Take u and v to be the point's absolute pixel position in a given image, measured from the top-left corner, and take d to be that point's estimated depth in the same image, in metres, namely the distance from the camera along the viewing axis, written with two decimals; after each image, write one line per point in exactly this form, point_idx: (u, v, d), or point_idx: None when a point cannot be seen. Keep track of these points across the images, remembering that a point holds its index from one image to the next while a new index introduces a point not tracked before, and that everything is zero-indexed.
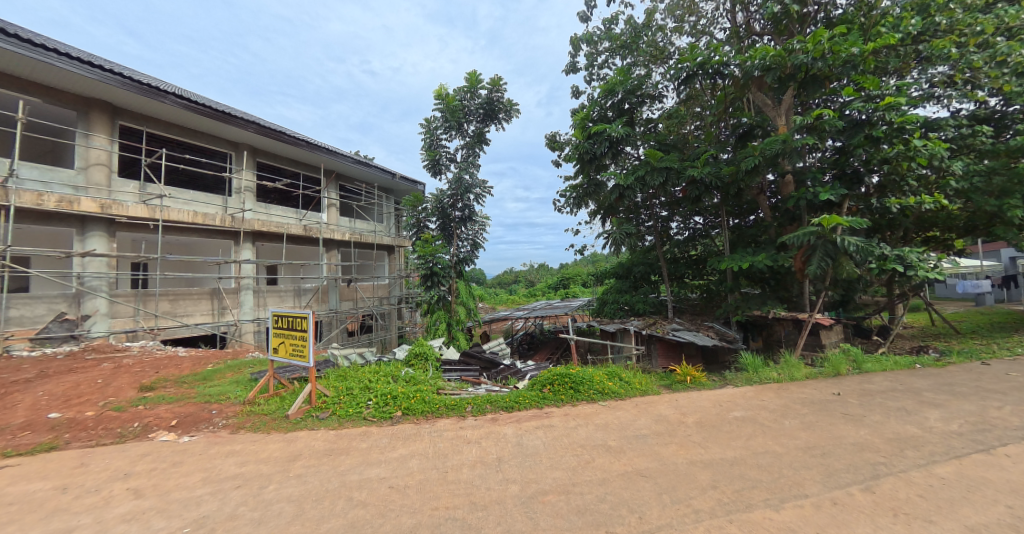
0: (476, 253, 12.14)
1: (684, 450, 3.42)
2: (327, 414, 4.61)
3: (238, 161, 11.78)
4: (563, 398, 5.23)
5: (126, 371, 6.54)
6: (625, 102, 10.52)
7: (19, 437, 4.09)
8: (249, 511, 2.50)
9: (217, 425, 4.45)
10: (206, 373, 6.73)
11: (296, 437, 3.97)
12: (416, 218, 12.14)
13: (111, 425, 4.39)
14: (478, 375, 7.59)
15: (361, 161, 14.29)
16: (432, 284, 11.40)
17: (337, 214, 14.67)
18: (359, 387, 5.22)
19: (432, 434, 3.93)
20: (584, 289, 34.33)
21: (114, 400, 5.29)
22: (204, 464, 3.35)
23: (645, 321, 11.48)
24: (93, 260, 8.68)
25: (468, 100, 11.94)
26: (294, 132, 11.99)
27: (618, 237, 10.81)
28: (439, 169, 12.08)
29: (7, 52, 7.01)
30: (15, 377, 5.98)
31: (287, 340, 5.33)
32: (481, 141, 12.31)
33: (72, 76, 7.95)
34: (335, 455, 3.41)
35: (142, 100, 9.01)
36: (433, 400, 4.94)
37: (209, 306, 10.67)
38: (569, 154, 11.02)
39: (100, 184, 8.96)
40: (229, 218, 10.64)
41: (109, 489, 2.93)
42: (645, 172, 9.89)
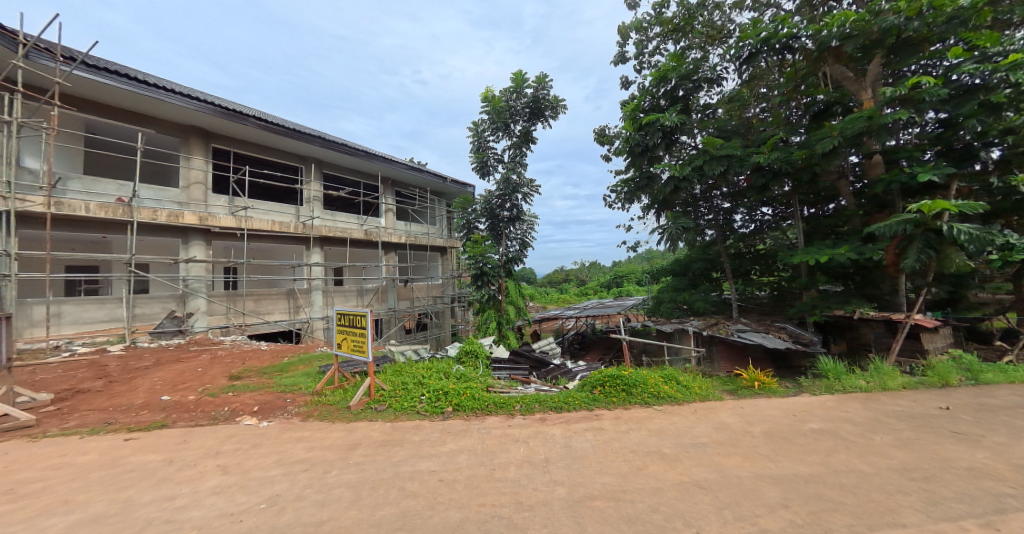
0: (524, 253, 12.26)
1: (748, 462, 3.13)
2: (384, 407, 4.85)
3: (307, 173, 12.90)
4: (613, 401, 5.03)
5: (220, 362, 7.44)
6: (679, 89, 9.98)
7: (138, 414, 4.82)
8: (314, 493, 2.69)
9: (290, 412, 4.90)
10: (283, 365, 7.44)
11: (356, 427, 4.24)
12: (466, 220, 12.37)
13: (206, 408, 5.02)
14: (527, 375, 7.53)
15: (414, 167, 14.94)
16: (483, 284, 11.61)
17: (395, 218, 15.49)
18: (413, 383, 5.43)
19: (479, 431, 3.98)
20: (638, 288, 32.96)
21: (210, 386, 6.03)
22: (279, 447, 3.70)
23: (706, 321, 10.74)
24: (194, 265, 9.98)
25: (514, 100, 12.01)
26: (354, 144, 12.85)
27: (673, 232, 10.19)
28: (488, 171, 12.30)
29: (125, 90, 8.39)
30: (139, 365, 7.07)
31: (349, 337, 5.70)
32: (528, 140, 12.34)
33: (175, 109, 9.25)
34: (390, 446, 3.59)
35: (229, 124, 10.18)
36: (483, 397, 5.01)
37: (286, 305, 11.81)
38: (619, 147, 10.71)
39: (199, 200, 10.28)
40: (300, 225, 11.66)
41: (203, 464, 3.33)
42: (702, 162, 9.31)
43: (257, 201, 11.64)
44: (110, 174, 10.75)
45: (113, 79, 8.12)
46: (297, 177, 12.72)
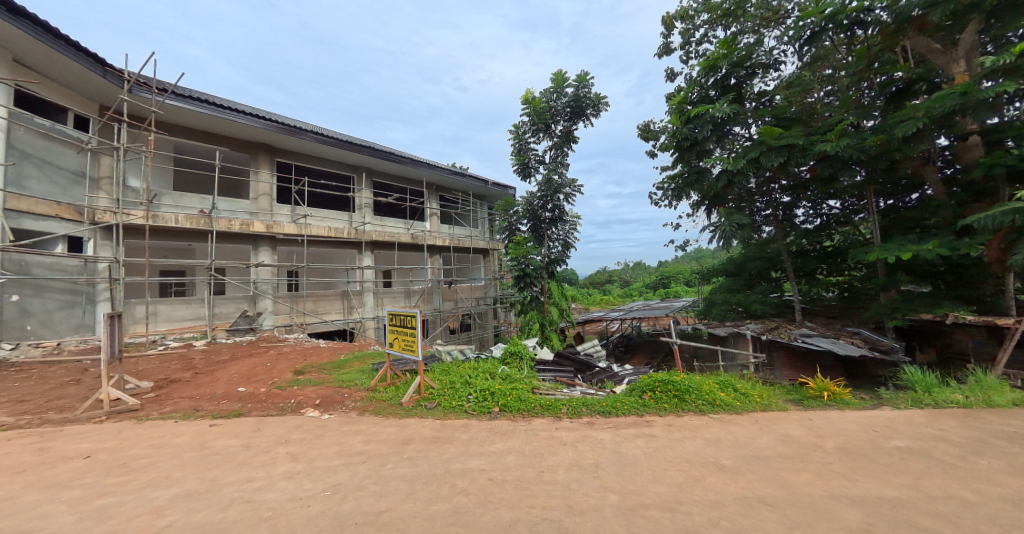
0: (567, 254, 12.16)
1: (820, 479, 2.87)
2: (434, 405, 5.01)
3: (359, 181, 13.66)
4: (664, 407, 4.83)
5: (285, 358, 8.08)
6: (730, 77, 9.43)
7: (220, 403, 5.38)
8: (372, 484, 2.84)
9: (348, 406, 5.21)
10: (340, 362, 7.93)
11: (408, 423, 4.42)
12: (508, 222, 12.47)
13: (276, 400, 5.48)
14: (572, 377, 7.44)
15: (457, 172, 15.33)
16: (525, 286, 11.59)
17: (438, 222, 15.97)
18: (461, 382, 5.56)
19: (526, 432, 3.99)
20: (687, 289, 31.47)
21: (278, 380, 6.58)
22: (339, 438, 3.95)
23: (764, 324, 10.03)
24: (262, 269, 10.98)
25: (555, 100, 11.94)
26: (400, 152, 13.44)
27: (726, 230, 9.58)
28: (529, 173, 12.34)
29: (204, 114, 9.40)
30: (219, 359, 7.88)
31: (400, 336, 5.95)
32: (570, 140, 12.23)
33: (245, 128, 10.21)
34: (440, 443, 3.70)
35: (290, 140, 11.05)
36: (529, 399, 5.02)
37: (341, 306, 12.63)
38: (665, 142, 10.31)
39: (265, 209, 11.25)
40: (353, 230, 12.39)
41: (275, 451, 3.63)
42: (759, 153, 8.71)
43: (315, 209, 12.51)
44: (194, 188, 12.07)
45: (194, 105, 9.12)
46: (349, 186, 13.52)
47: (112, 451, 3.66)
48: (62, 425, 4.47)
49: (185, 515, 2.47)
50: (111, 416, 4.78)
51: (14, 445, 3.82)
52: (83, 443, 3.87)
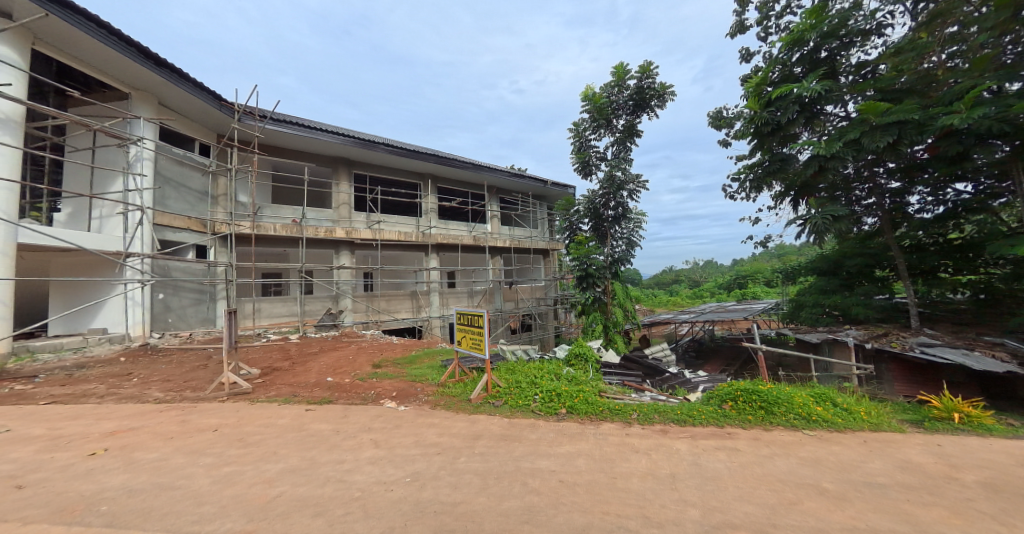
0: (631, 253, 11.71)
1: (956, 518, 2.42)
2: (501, 402, 5.12)
3: (425, 187, 14.45)
4: (748, 420, 4.41)
5: (364, 352, 8.82)
6: (821, 49, 8.39)
7: (313, 390, 6.02)
8: (448, 475, 2.97)
9: (422, 399, 5.54)
10: (412, 357, 8.45)
11: (477, 419, 4.57)
12: (569, 222, 12.31)
13: (358, 390, 6.00)
14: (640, 382, 7.12)
15: (516, 174, 15.54)
16: (587, 286, 11.36)
17: (499, 224, 16.30)
18: (526, 382, 5.61)
19: (595, 436, 3.91)
20: (768, 289, 28.60)
21: (359, 372, 7.20)
22: (415, 429, 4.21)
23: (868, 331, 8.74)
24: (343, 271, 12.11)
25: (616, 95, 11.55)
26: (463, 158, 13.95)
27: (819, 223, 8.49)
28: (590, 170, 12.08)
29: (294, 134, 10.62)
30: (310, 351, 8.84)
31: (468, 334, 6.17)
32: (633, 134, 11.74)
33: (328, 144, 11.34)
34: (509, 441, 3.77)
35: (365, 153, 12.05)
36: (597, 402, 4.91)
37: (410, 305, 13.44)
38: (742, 129, 9.46)
39: (344, 217, 12.33)
40: (421, 234, 13.13)
41: (361, 437, 3.98)
42: (859, 134, 7.65)
43: (386, 215, 13.48)
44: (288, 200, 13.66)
45: (287, 127, 10.33)
46: (417, 192, 14.36)
47: (232, 427, 4.28)
48: (195, 402, 5.33)
49: (290, 487, 2.80)
50: (230, 397, 5.59)
51: (163, 416, 4.64)
52: (210, 419, 4.57)
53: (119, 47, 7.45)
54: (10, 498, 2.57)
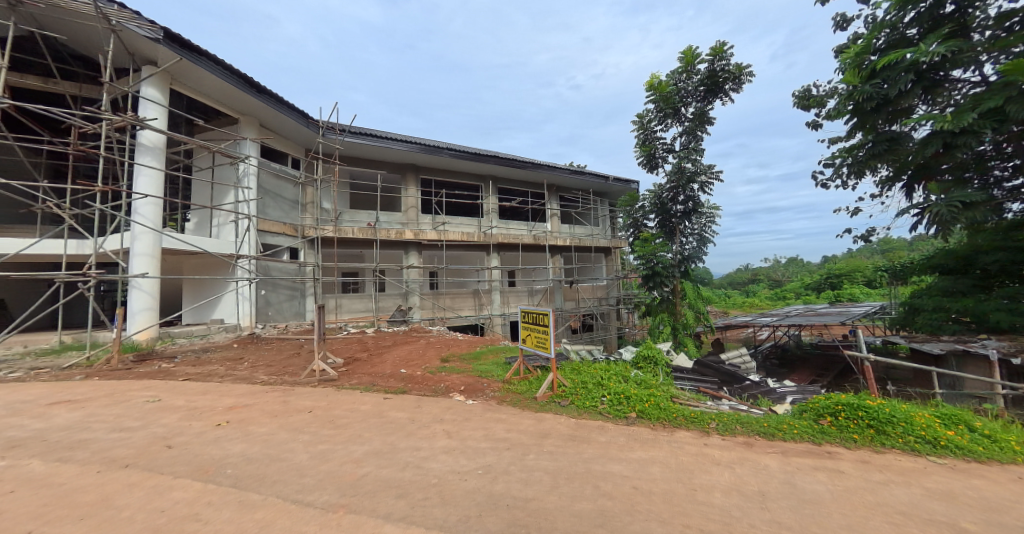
0: (703, 250, 10.95)
1: None
2: (568, 402, 5.08)
3: (486, 189, 14.85)
4: (853, 439, 3.86)
5: (432, 347, 9.29)
6: (942, 3, 7.12)
7: (389, 381, 6.49)
8: (518, 471, 3.01)
9: (488, 394, 5.69)
10: (477, 354, 8.73)
11: (543, 417, 4.58)
12: (633, 218, 11.79)
13: (429, 383, 6.33)
14: (717, 389, 6.60)
15: (577, 171, 15.31)
16: (654, 286, 10.81)
17: (559, 222, 16.20)
18: (593, 383, 5.50)
19: (670, 443, 3.71)
20: (868, 290, 25.02)
21: (428, 365, 7.61)
22: (484, 423, 4.34)
23: (1013, 342, 7.20)
24: (411, 270, 12.91)
25: (684, 81, 10.82)
26: (523, 158, 14.07)
27: (942, 213, 7.15)
28: (656, 164, 11.50)
29: (369, 144, 11.53)
30: (385, 344, 9.57)
31: (533, 333, 6.19)
32: (704, 122, 10.93)
33: (398, 152, 12.14)
34: (578, 442, 3.72)
35: (430, 158, 12.72)
36: (670, 408, 4.65)
37: (473, 303, 13.91)
38: (837, 108, 8.31)
39: (412, 219, 13.11)
40: (483, 235, 13.51)
41: (434, 427, 4.20)
42: (998, 103, 6.33)
43: (451, 217, 14.08)
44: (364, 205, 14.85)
45: (362, 138, 11.26)
46: (478, 194, 14.81)
47: (323, 410, 4.76)
48: (293, 386, 6.04)
49: (375, 468, 3.04)
50: (320, 382, 6.25)
51: (268, 396, 5.33)
52: (306, 401, 5.15)
53: (231, 80, 8.72)
54: (162, 456, 3.13)
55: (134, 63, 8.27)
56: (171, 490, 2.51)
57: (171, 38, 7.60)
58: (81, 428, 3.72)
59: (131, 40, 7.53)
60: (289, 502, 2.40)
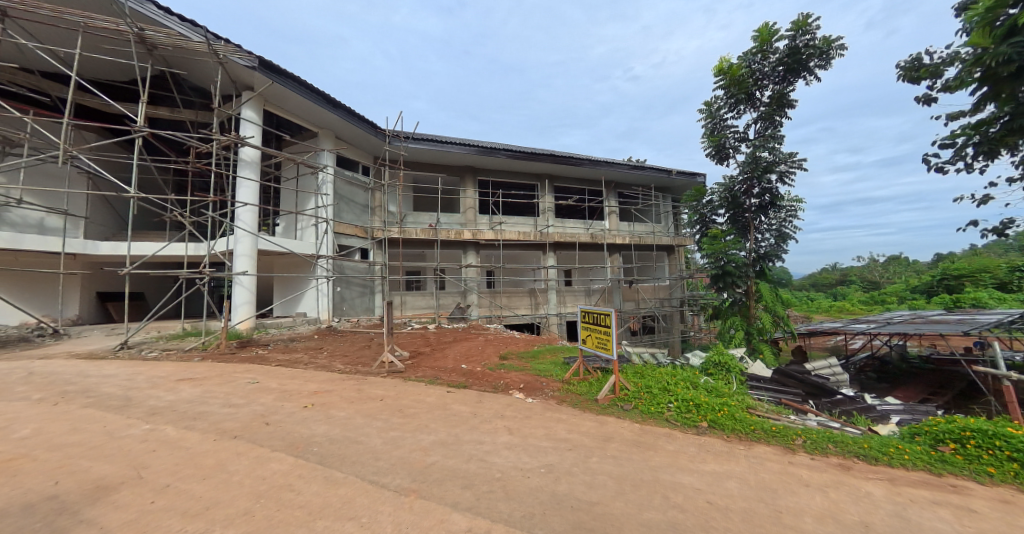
0: (783, 248, 9.91)
1: None
2: (631, 406, 4.89)
3: (542, 188, 14.82)
4: (989, 473, 3.23)
5: (491, 344, 9.49)
6: None
7: (451, 375, 6.75)
8: (581, 473, 2.97)
9: (548, 394, 5.68)
10: (535, 353, 8.73)
11: (606, 420, 4.46)
12: (700, 214, 11.01)
13: (489, 379, 6.48)
14: (802, 402, 5.93)
15: (637, 166, 14.70)
16: (724, 286, 10.02)
17: (618, 220, 15.70)
18: (658, 387, 5.24)
19: (748, 458, 3.40)
20: (998, 295, 20.93)
21: (488, 362, 7.77)
22: (545, 422, 4.33)
23: None
24: (469, 269, 13.30)
25: (760, 62, 9.87)
26: (579, 155, 13.82)
27: None
28: (726, 154, 10.63)
29: (430, 148, 12.09)
30: (446, 339, 9.98)
31: (594, 333, 6.05)
32: (783, 106, 9.88)
33: (457, 155, 12.58)
34: (643, 448, 3.56)
35: (487, 159, 13.00)
36: (747, 420, 4.30)
37: (529, 302, 14.00)
38: (960, 76, 7.00)
39: (470, 220, 13.50)
40: (539, 234, 13.54)
41: (496, 422, 4.28)
42: None
43: (507, 217, 14.26)
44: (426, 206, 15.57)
45: (424, 143, 11.83)
46: (534, 193, 14.84)
47: (393, 398, 5.08)
48: (366, 375, 6.54)
49: (442, 458, 3.17)
50: (389, 373, 6.69)
51: (345, 383, 5.83)
52: (377, 390, 5.54)
53: (312, 98, 9.68)
54: (262, 430, 3.56)
55: (237, 89, 9.50)
56: (271, 461, 2.84)
57: (266, 65, 8.64)
58: (201, 402, 4.37)
59: (234, 69, 8.64)
60: (367, 482, 2.59)
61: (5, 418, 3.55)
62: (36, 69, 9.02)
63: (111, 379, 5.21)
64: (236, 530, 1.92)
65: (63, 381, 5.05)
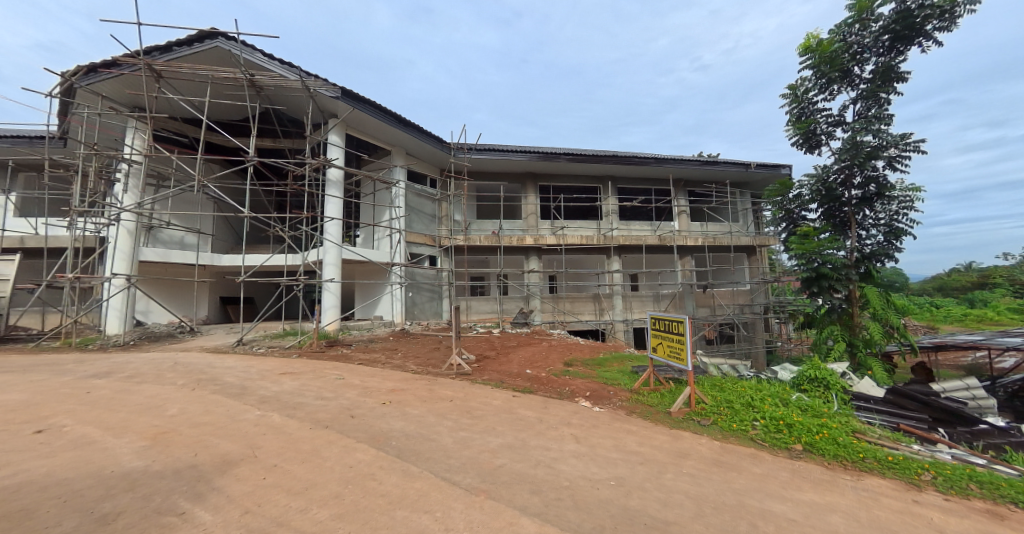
0: (896, 246, 8.51)
1: None
2: (710, 422, 4.53)
3: (606, 190, 14.46)
4: None
5: (555, 350, 9.44)
6: None
7: (516, 379, 6.83)
8: (655, 489, 2.82)
9: (616, 403, 5.48)
10: (601, 360, 8.49)
11: (681, 435, 4.18)
12: (785, 210, 9.89)
13: (554, 385, 6.44)
14: (929, 431, 4.99)
15: (709, 162, 13.70)
16: (818, 291, 8.89)
17: (689, 220, 14.75)
18: (741, 403, 4.80)
19: (857, 491, 2.96)
20: None
21: (552, 368, 7.74)
22: (613, 433, 4.19)
23: None
24: (531, 274, 13.41)
25: (857, 33, 8.65)
26: (645, 154, 13.27)
27: None
28: (817, 142, 9.46)
29: (492, 158, 12.45)
30: (510, 344, 10.14)
31: (665, 342, 5.72)
32: (891, 81, 8.55)
33: (518, 162, 12.78)
34: (725, 469, 3.28)
35: (548, 164, 13.02)
36: (854, 447, 3.75)
37: (593, 308, 13.66)
38: None
39: (532, 226, 13.60)
40: (602, 237, 13.22)
41: (563, 429, 4.24)
42: None
43: (570, 221, 14.12)
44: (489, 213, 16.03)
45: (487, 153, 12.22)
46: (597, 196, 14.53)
47: (462, 400, 5.28)
48: (436, 376, 6.88)
49: (510, 461, 3.23)
50: (457, 375, 6.98)
51: (418, 383, 6.20)
52: (447, 390, 5.80)
53: (386, 119, 10.52)
54: (349, 423, 3.92)
55: (324, 117, 10.68)
56: (357, 452, 3.12)
57: (347, 94, 9.58)
58: (299, 393, 4.95)
59: (322, 100, 9.72)
60: (441, 479, 2.73)
61: (158, 398, 4.35)
62: (179, 115, 11.03)
63: (231, 370, 6.13)
64: (331, 510, 2.14)
65: (197, 370, 6.06)
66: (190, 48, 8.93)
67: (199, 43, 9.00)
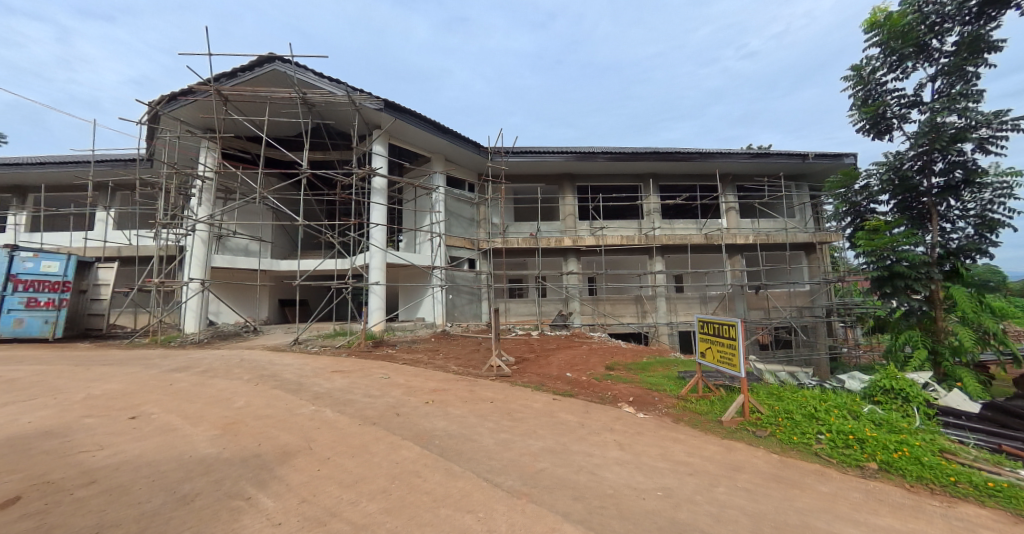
0: (988, 241, 7.51)
1: None
2: (767, 433, 4.22)
3: (647, 189, 13.99)
4: None
5: (596, 353, 9.26)
6: None
7: (556, 382, 6.76)
8: (706, 503, 2.66)
9: (661, 410, 5.26)
10: (645, 364, 8.20)
11: (734, 446, 3.93)
12: (850, 204, 9.05)
13: (596, 389, 6.30)
14: None
15: (760, 154, 12.86)
16: (891, 292, 8.05)
17: (738, 217, 13.93)
18: (803, 414, 4.43)
19: (946, 520, 2.61)
20: None
21: (593, 371, 7.59)
22: (659, 441, 4.02)
23: None
24: (570, 276, 13.28)
25: (933, 3, 7.76)
26: (689, 149, 12.70)
27: None
28: (886, 127, 8.59)
29: (529, 159, 12.46)
30: (550, 346, 10.08)
31: (715, 346, 5.42)
32: (977, 53, 7.59)
33: (556, 163, 12.68)
34: (786, 485, 3.03)
35: (587, 164, 12.81)
36: (941, 469, 3.34)
37: (635, 310, 13.27)
38: None
39: (570, 227, 13.45)
40: (644, 237, 12.82)
41: (605, 435, 4.13)
42: None
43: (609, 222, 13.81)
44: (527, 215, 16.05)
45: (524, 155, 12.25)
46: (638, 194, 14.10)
47: (502, 402, 5.30)
48: (476, 377, 6.98)
49: (551, 466, 3.18)
50: (497, 377, 7.02)
51: (460, 384, 6.31)
52: (488, 392, 5.85)
53: (426, 127, 10.86)
54: (394, 420, 4.06)
55: (369, 129, 11.22)
56: (402, 449, 3.22)
57: (390, 106, 10.00)
58: (349, 391, 5.20)
59: (367, 112, 10.21)
60: (483, 479, 2.75)
61: (228, 391, 4.77)
62: (243, 134, 12.07)
63: (289, 367, 6.57)
64: (378, 504, 2.22)
65: (259, 367, 6.57)
66: (251, 73, 9.74)
67: (259, 68, 9.80)
